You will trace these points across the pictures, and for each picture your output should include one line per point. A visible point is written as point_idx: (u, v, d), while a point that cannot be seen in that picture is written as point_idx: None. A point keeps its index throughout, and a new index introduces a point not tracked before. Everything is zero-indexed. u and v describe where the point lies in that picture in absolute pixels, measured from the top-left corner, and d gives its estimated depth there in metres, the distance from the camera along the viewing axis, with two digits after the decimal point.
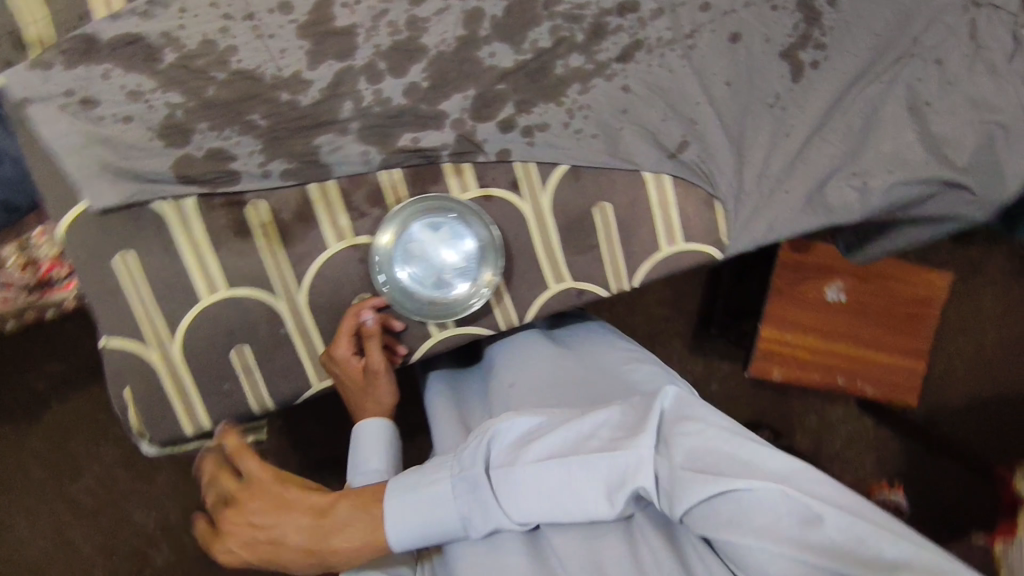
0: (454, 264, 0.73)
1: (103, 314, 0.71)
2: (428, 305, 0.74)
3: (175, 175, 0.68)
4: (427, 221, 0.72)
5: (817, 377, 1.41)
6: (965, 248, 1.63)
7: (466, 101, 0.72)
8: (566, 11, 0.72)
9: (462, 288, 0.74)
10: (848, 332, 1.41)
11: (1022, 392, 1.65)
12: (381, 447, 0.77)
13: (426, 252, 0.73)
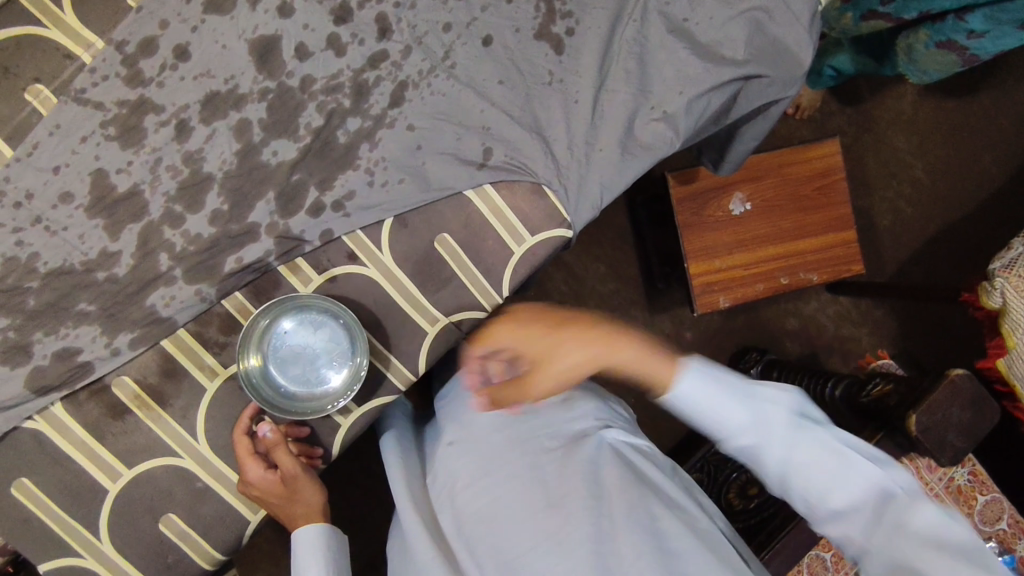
0: (330, 352, 0.74)
1: (26, 543, 0.72)
2: (317, 402, 0.74)
3: (31, 391, 0.70)
4: (290, 322, 0.73)
5: (760, 289, 1.40)
6: (846, 110, 1.68)
7: (270, 205, 0.74)
8: (323, 86, 0.75)
9: (343, 372, 0.74)
10: (768, 233, 1.40)
11: (952, 217, 1.72)
12: (320, 552, 0.76)
13: (299, 350, 0.74)
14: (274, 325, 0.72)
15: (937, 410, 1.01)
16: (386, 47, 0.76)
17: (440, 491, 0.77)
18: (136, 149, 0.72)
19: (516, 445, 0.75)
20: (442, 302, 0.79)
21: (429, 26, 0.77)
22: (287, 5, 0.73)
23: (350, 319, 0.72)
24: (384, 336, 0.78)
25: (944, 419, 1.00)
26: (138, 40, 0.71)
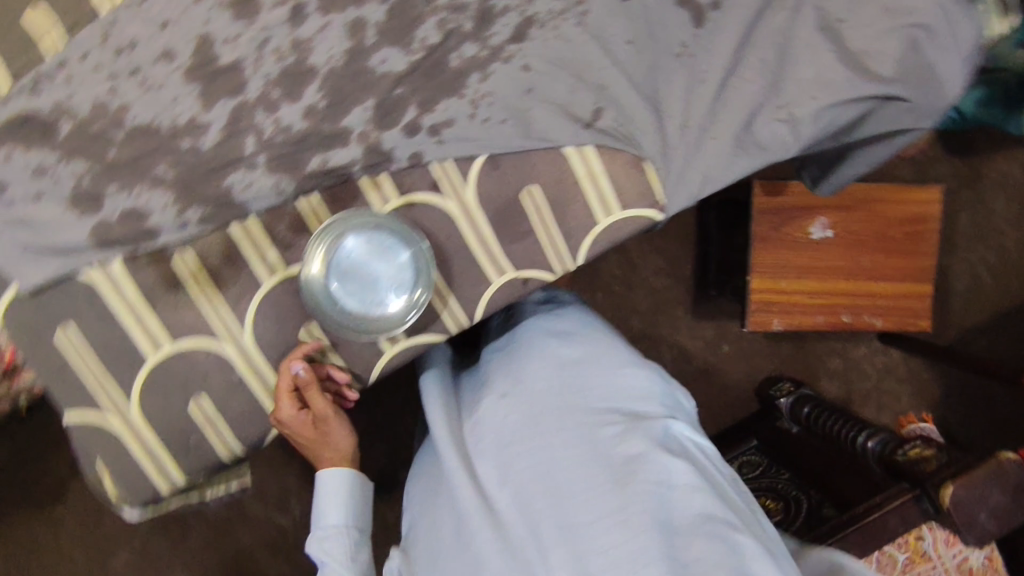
0: (390, 278, 0.72)
1: (59, 388, 0.72)
2: (369, 322, 0.72)
3: (94, 242, 0.69)
4: (356, 238, 0.71)
5: (818, 320, 1.35)
6: (953, 160, 1.59)
7: (367, 113, 0.71)
8: (449, 3, 0.71)
9: (400, 300, 0.73)
10: (841, 267, 1.32)
11: None
12: (341, 500, 0.83)
13: (360, 269, 0.71)
14: (342, 237, 0.70)
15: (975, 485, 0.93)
16: None
17: (484, 437, 0.75)
18: (247, 23, 0.69)
19: (584, 413, 0.73)
20: (514, 254, 0.76)
21: None
22: None
23: (422, 250, 0.72)
24: (448, 274, 0.75)
25: (979, 497, 0.93)
26: None
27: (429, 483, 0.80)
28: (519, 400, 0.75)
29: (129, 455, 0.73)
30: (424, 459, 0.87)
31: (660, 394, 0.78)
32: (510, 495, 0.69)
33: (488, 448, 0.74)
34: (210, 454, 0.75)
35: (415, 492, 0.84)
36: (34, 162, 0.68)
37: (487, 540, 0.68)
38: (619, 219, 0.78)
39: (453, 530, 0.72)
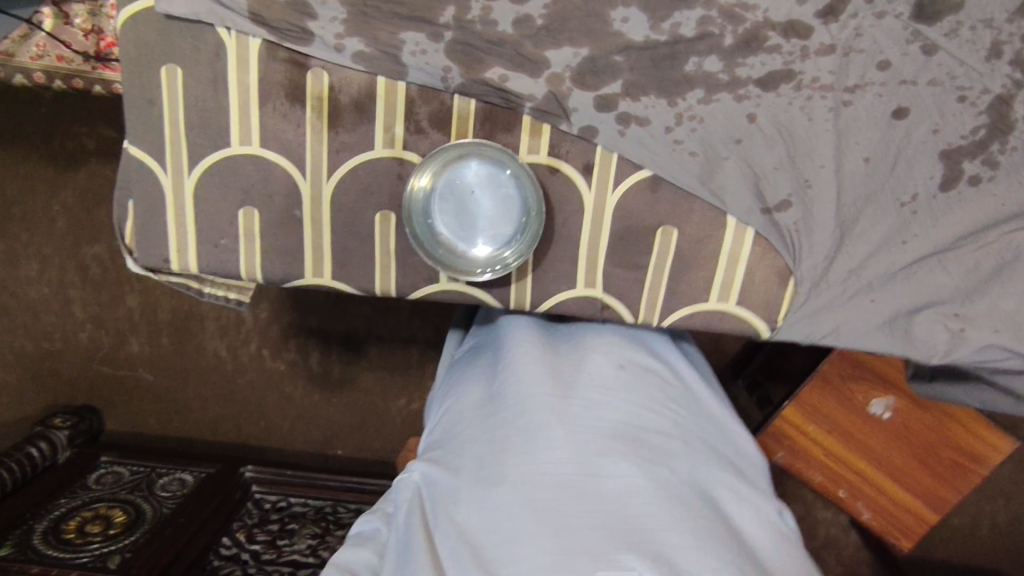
0: (488, 224, 0.66)
1: (134, 119, 0.67)
2: (445, 248, 0.66)
3: (248, 10, 0.62)
4: (482, 167, 0.65)
5: (813, 477, 1.22)
6: None
7: (575, 59, 0.63)
8: (727, 6, 0.61)
9: (483, 250, 0.67)
10: (874, 451, 1.19)
11: None
12: None
13: (467, 197, 0.66)
14: (476, 155, 0.65)
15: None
16: (815, 29, 0.61)
17: (587, 396, 0.71)
18: None
19: (674, 420, 0.73)
20: (612, 278, 0.69)
21: (869, 48, 0.61)
22: None
23: (538, 218, 0.65)
24: (542, 255, 0.69)
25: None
26: None
27: (487, 403, 0.74)
28: (637, 387, 0.74)
29: (160, 218, 0.70)
30: (468, 373, 0.82)
31: (763, 467, 0.80)
32: (608, 458, 0.65)
33: (591, 408, 0.70)
34: (229, 265, 0.71)
35: (455, 409, 0.77)
36: None
37: (573, 488, 0.63)
38: (729, 312, 0.70)
39: (517, 462, 0.65)
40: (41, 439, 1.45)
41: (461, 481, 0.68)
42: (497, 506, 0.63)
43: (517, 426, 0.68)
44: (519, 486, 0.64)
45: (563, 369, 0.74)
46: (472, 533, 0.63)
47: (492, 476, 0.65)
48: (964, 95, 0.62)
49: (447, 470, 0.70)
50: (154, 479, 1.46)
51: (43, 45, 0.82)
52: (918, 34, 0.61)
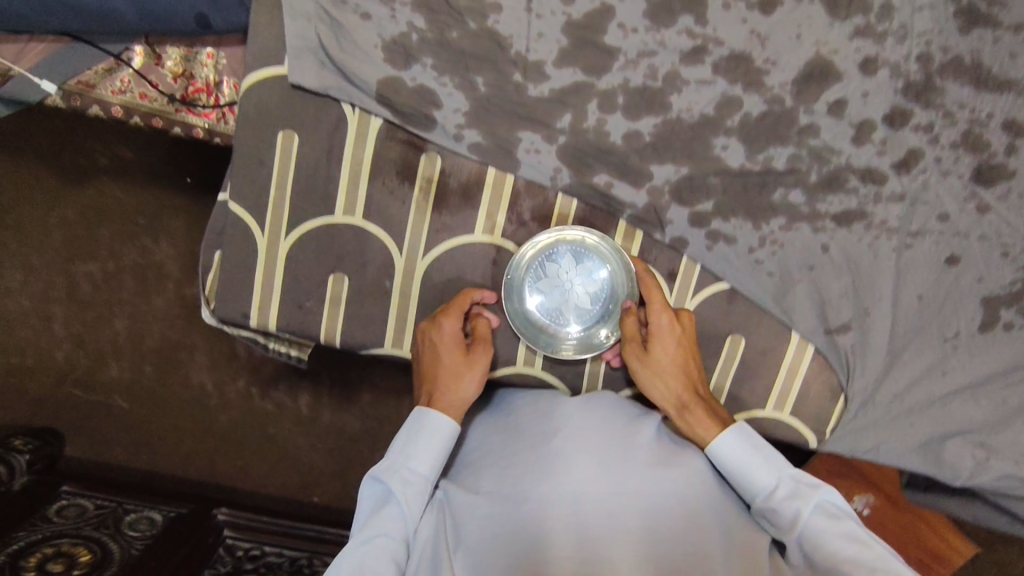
0: (576, 305, 0.71)
1: (239, 176, 0.67)
2: (529, 326, 0.70)
3: (377, 92, 0.65)
4: (581, 253, 0.69)
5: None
6: None
7: (675, 176, 0.68)
8: (816, 148, 0.68)
9: (567, 329, 0.71)
10: None
11: None
12: None
13: (560, 278, 0.70)
14: (568, 241, 0.69)
15: (656, 330, 0.67)
16: (889, 178, 0.68)
17: (629, 425, 0.65)
18: (652, 28, 0.65)
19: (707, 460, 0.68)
20: None
21: (932, 201, 0.69)
22: (873, 66, 0.66)
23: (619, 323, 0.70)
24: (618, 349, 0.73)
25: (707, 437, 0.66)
26: None
27: (521, 427, 0.66)
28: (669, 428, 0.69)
29: (248, 274, 0.69)
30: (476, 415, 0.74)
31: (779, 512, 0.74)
32: (653, 485, 0.60)
33: (642, 442, 0.64)
34: (308, 327, 0.71)
35: (483, 432, 0.69)
36: None
37: (612, 517, 0.58)
38: (784, 419, 0.74)
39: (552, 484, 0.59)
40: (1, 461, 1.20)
41: (485, 506, 0.60)
42: (533, 535, 0.56)
43: (549, 448, 0.62)
44: (549, 513, 0.57)
45: (598, 399, 0.67)
46: (501, 558, 0.56)
47: (521, 501, 0.59)
48: (1007, 252, 0.69)
49: (466, 488, 0.63)
50: (122, 518, 1.21)
51: (128, 81, 0.81)
52: (974, 194, 0.69)
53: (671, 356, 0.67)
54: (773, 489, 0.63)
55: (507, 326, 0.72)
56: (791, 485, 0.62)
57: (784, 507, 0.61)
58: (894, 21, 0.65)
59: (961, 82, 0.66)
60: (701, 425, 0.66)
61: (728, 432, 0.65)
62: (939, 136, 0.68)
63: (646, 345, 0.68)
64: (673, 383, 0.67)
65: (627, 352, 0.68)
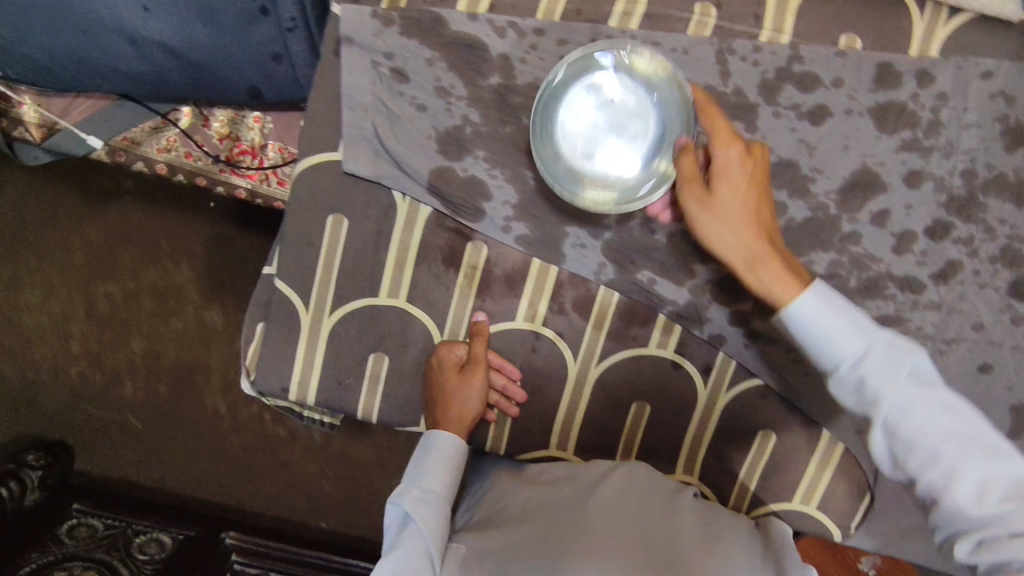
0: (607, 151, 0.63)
1: (288, 255, 0.68)
2: (566, 174, 0.63)
3: (428, 182, 0.66)
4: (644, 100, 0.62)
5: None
6: None
7: (717, 275, 0.69)
8: (857, 254, 0.69)
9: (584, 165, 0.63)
10: None
11: None
12: None
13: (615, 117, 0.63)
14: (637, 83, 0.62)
15: (722, 167, 0.57)
16: (928, 287, 0.69)
17: (653, 494, 0.66)
18: None
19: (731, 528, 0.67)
20: (708, 466, 0.75)
21: (968, 311, 0.70)
22: (918, 178, 0.67)
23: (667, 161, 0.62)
24: (649, 436, 0.74)
25: (757, 279, 0.53)
26: (808, 69, 0.64)
27: (536, 486, 0.68)
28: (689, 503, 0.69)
29: (291, 349, 0.70)
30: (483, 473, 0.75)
31: None
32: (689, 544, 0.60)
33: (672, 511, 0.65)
34: (346, 402, 0.72)
35: (499, 489, 0.70)
36: (444, 82, 0.64)
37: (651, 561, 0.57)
38: (810, 513, 0.75)
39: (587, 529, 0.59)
40: (13, 478, 1.02)
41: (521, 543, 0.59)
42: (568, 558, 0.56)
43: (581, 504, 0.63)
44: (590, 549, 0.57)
45: (632, 474, 0.69)
46: None
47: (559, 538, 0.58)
48: None
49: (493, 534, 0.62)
50: (132, 540, 0.98)
51: (174, 140, 0.82)
52: (1011, 306, 0.69)
53: (737, 198, 0.56)
54: (861, 357, 0.45)
55: (541, 409, 0.74)
56: (885, 348, 0.45)
57: (880, 383, 0.44)
58: (941, 137, 0.66)
59: (1005, 198, 0.67)
60: (772, 277, 0.52)
61: (806, 292, 0.48)
62: (980, 249, 0.68)
63: (709, 184, 0.57)
64: (739, 230, 0.55)
65: (686, 189, 0.57)
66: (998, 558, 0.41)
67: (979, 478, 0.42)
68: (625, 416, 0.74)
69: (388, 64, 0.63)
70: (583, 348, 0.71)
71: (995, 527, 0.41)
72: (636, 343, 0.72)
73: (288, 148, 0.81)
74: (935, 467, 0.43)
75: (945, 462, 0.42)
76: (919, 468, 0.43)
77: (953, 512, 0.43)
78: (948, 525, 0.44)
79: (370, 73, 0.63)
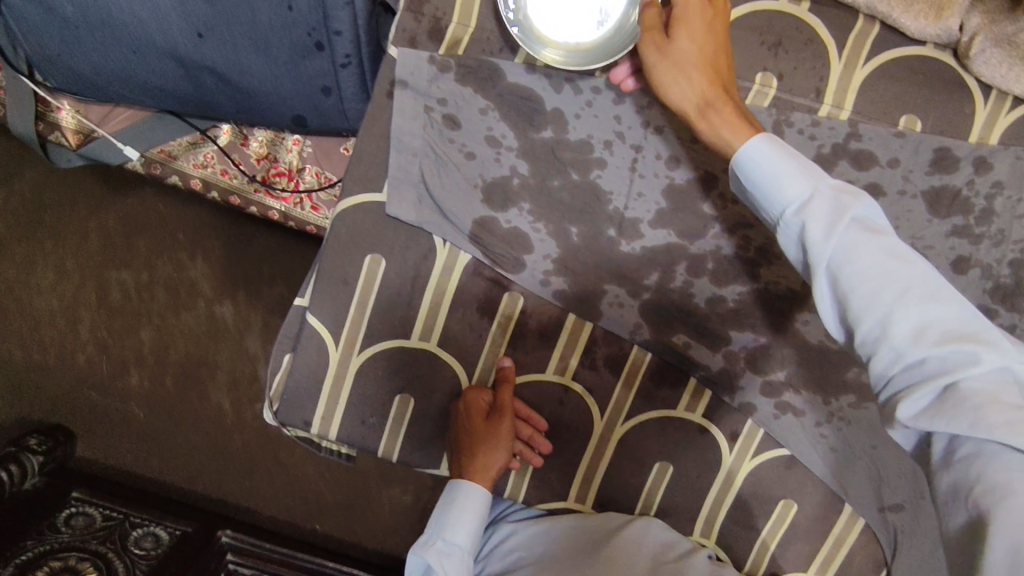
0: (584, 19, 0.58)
1: (322, 291, 0.67)
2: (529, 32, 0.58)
3: (471, 231, 0.65)
4: None
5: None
6: None
7: (752, 343, 0.68)
8: None
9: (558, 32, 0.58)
10: None
11: None
12: None
13: None
14: None
15: (683, 12, 0.55)
16: None
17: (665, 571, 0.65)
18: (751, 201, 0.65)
19: None
20: (726, 533, 0.73)
21: None
22: (965, 264, 0.66)
23: (636, 12, 0.57)
24: (669, 499, 0.73)
25: (720, 137, 0.52)
26: (865, 147, 0.64)
27: (550, 547, 0.69)
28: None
29: (318, 385, 0.70)
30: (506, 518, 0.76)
31: None
32: None
33: None
34: (368, 441, 0.71)
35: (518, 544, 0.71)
36: (496, 132, 0.63)
37: None
38: None
39: None
40: (9, 458, 0.92)
41: None
42: None
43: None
44: None
45: (645, 543, 0.68)
46: None
47: None
48: None
49: None
50: (129, 533, 0.89)
51: (211, 157, 0.81)
52: None
53: (697, 45, 0.54)
54: (806, 200, 0.45)
55: (562, 461, 0.72)
56: (830, 196, 0.44)
57: (820, 229, 0.43)
58: (993, 225, 0.65)
59: None
60: (726, 126, 0.52)
61: (755, 138, 0.49)
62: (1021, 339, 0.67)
63: (669, 32, 0.55)
64: (697, 80, 0.54)
65: (645, 44, 0.56)
66: (949, 409, 0.38)
67: (915, 320, 0.40)
68: (647, 476, 0.72)
69: (441, 109, 0.63)
70: (611, 406, 0.71)
71: (926, 371, 0.39)
72: (664, 405, 0.71)
73: (326, 174, 0.80)
74: (874, 312, 0.41)
75: (878, 304, 0.40)
76: (857, 315, 0.41)
77: (888, 359, 0.40)
78: (892, 383, 0.41)
79: (422, 118, 0.63)
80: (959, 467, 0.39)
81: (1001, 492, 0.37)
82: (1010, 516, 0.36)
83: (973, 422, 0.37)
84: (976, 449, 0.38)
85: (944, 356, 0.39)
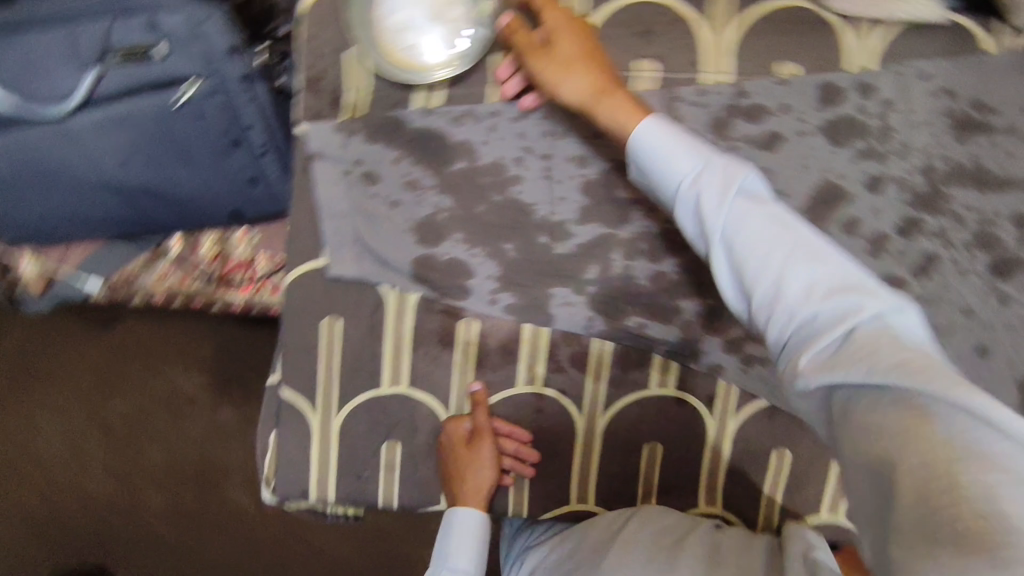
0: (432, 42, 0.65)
1: (290, 361, 0.70)
2: (388, 62, 0.65)
3: (412, 271, 0.68)
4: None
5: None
6: None
7: (704, 308, 0.71)
8: None
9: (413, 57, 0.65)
10: None
11: None
12: None
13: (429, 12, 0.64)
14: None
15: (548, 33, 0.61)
16: (912, 284, 0.69)
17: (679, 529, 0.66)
18: None
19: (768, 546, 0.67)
20: (731, 496, 0.74)
21: (959, 300, 0.69)
22: (880, 183, 0.70)
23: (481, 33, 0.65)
24: (667, 475, 0.74)
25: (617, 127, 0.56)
26: (754, 102, 0.69)
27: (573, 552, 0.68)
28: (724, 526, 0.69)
29: (306, 452, 0.72)
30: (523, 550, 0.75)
31: None
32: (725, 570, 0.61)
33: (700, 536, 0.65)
34: (367, 494, 0.73)
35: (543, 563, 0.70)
36: (412, 176, 0.67)
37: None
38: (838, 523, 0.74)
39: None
40: None
41: None
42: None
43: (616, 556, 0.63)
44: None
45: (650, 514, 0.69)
46: None
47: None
48: None
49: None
50: None
51: (166, 271, 0.84)
52: (1002, 288, 0.69)
53: (575, 49, 0.60)
54: (698, 174, 0.49)
55: (556, 467, 0.74)
56: (719, 170, 0.48)
57: (714, 200, 0.47)
58: (895, 141, 0.70)
59: (967, 186, 0.70)
60: (621, 114, 0.56)
61: (647, 121, 0.53)
62: (953, 238, 0.70)
63: (549, 45, 0.61)
64: (583, 79, 0.58)
65: (534, 60, 0.61)
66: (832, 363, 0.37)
67: (805, 277, 0.42)
68: (640, 459, 0.74)
69: (357, 169, 0.67)
70: (586, 400, 0.72)
71: (822, 324, 0.40)
72: (638, 387, 0.72)
73: (274, 255, 0.83)
74: (767, 267, 0.43)
75: (770, 261, 0.43)
76: (752, 280, 0.44)
77: (784, 316, 0.42)
78: (796, 340, 0.41)
79: (341, 182, 0.67)
80: (846, 409, 0.38)
81: (886, 429, 0.35)
82: (901, 453, 0.34)
83: (860, 367, 0.36)
84: (857, 396, 0.37)
85: (834, 308, 0.40)
